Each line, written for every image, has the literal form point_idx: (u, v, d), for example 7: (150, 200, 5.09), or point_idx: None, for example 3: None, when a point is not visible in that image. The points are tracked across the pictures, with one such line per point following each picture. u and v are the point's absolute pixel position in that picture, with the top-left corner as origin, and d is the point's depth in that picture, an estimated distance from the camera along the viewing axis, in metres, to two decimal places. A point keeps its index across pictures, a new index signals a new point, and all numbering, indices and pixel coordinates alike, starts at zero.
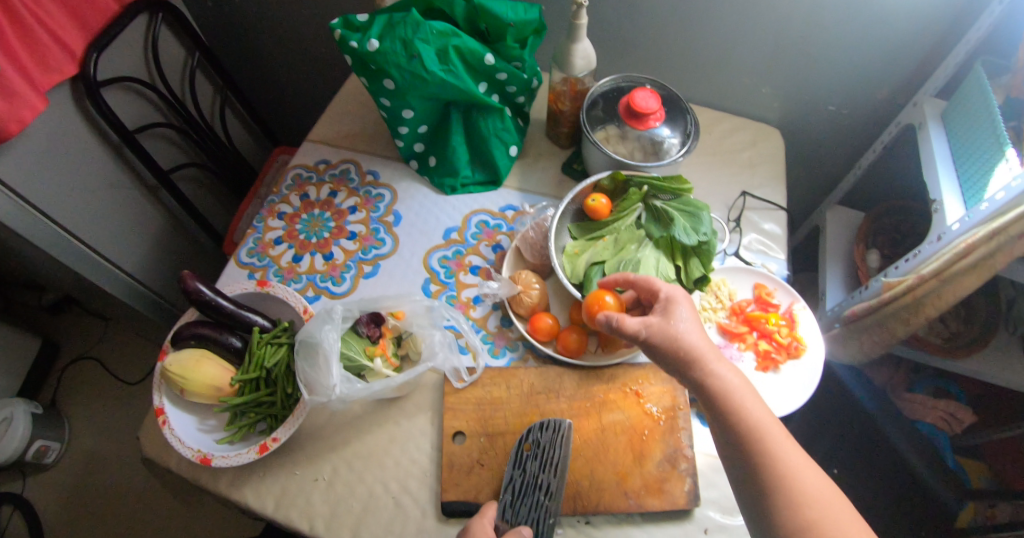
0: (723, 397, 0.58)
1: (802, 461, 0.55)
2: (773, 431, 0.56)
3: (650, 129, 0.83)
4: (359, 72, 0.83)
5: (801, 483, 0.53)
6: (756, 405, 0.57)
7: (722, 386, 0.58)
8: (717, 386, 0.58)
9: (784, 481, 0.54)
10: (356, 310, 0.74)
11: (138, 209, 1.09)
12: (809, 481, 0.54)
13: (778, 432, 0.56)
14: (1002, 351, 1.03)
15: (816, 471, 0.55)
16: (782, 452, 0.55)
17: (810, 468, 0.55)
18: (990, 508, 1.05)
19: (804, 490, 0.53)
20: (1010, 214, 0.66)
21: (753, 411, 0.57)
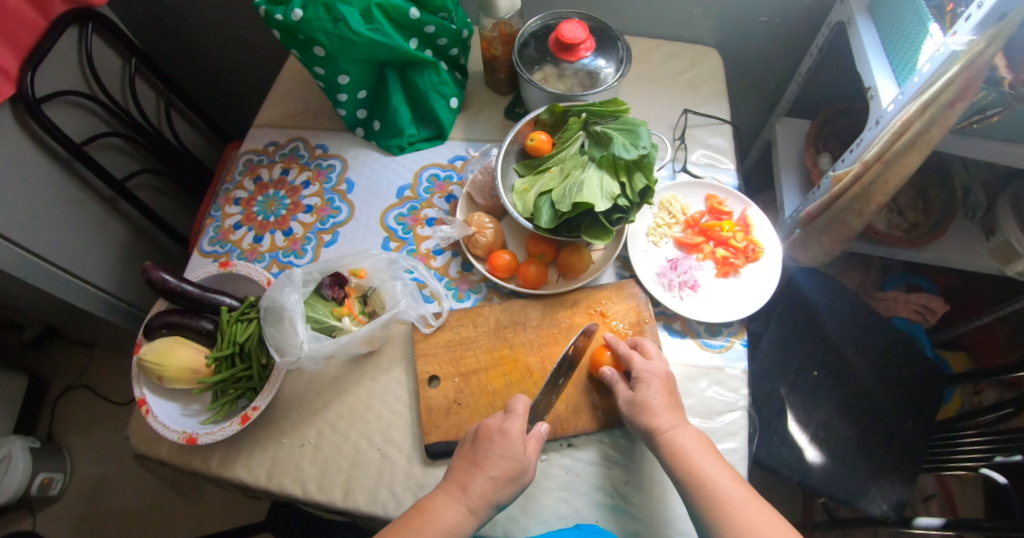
0: (654, 430, 0.64)
1: (742, 493, 0.58)
2: (698, 452, 0.61)
3: (582, 60, 0.84)
4: (287, 44, 0.80)
5: (721, 490, 0.58)
6: (685, 434, 0.63)
7: (653, 423, 0.64)
8: (650, 423, 0.64)
9: (706, 495, 0.58)
10: (317, 273, 0.76)
11: (98, 220, 1.10)
12: (729, 485, 0.58)
13: (703, 451, 0.61)
14: (958, 237, 1.05)
15: (759, 502, 0.58)
16: (705, 468, 0.60)
17: (734, 479, 0.59)
18: (977, 396, 1.25)
19: (722, 496, 0.57)
20: (937, 84, 0.68)
21: (680, 436, 0.62)
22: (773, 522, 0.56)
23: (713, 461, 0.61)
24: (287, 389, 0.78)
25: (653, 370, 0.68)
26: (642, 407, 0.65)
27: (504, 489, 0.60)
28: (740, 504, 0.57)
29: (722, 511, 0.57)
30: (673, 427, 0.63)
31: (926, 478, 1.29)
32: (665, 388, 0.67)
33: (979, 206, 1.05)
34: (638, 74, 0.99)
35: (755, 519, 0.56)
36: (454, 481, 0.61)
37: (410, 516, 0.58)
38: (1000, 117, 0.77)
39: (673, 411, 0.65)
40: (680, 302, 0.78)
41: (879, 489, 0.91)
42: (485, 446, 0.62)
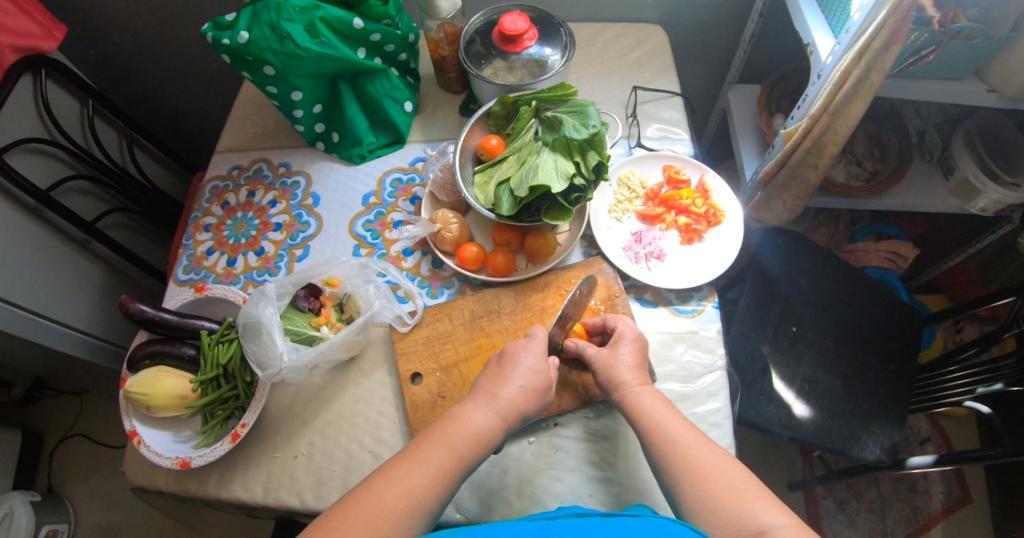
0: (617, 388, 0.66)
1: (698, 440, 0.60)
2: (657, 407, 0.63)
3: (527, 50, 0.85)
4: (237, 68, 0.80)
5: (676, 436, 0.60)
6: (646, 390, 0.65)
7: (617, 380, 0.66)
8: (614, 381, 0.67)
9: (663, 442, 0.60)
10: (290, 285, 0.77)
11: (74, 264, 1.11)
12: (684, 433, 0.60)
13: (661, 406, 0.63)
14: (919, 180, 1.08)
15: (716, 450, 0.59)
16: (661, 417, 0.62)
17: (689, 427, 0.61)
18: (958, 334, 1.29)
19: (676, 442, 0.59)
20: (869, 30, 0.70)
21: (641, 393, 0.65)
22: (723, 462, 0.57)
23: (671, 413, 0.63)
24: (274, 403, 0.79)
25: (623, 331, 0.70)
26: (609, 368, 0.67)
27: (531, 400, 0.64)
28: (693, 448, 0.59)
29: (676, 456, 0.58)
30: (636, 384, 0.65)
31: (919, 422, 1.32)
32: (638, 345, 0.69)
33: (935, 148, 1.07)
34: (586, 58, 1.01)
35: (706, 461, 0.57)
36: (483, 391, 0.64)
37: (443, 423, 0.61)
38: (936, 55, 0.78)
39: (640, 372, 0.67)
40: (648, 273, 0.80)
41: (869, 434, 0.93)
42: (512, 361, 0.66)
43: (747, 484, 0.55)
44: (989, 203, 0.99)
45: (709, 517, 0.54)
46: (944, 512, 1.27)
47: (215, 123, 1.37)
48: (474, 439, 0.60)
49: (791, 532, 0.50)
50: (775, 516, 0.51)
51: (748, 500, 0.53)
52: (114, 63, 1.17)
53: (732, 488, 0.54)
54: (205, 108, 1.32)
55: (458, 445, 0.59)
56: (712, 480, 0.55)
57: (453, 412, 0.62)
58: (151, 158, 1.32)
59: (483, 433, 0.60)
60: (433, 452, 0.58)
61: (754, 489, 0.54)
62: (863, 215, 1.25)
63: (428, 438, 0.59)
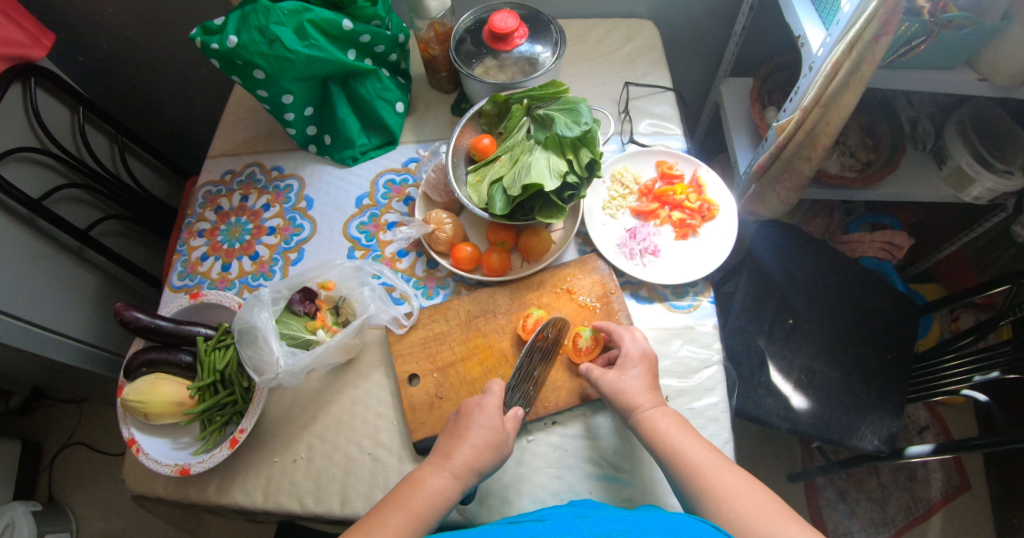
0: (633, 410, 0.66)
1: (719, 462, 0.60)
2: (674, 430, 0.63)
3: (518, 48, 0.85)
4: (227, 72, 0.79)
5: (700, 460, 0.60)
6: (662, 412, 0.65)
7: (632, 403, 0.66)
8: (628, 404, 0.66)
9: (686, 466, 0.60)
10: (286, 289, 0.77)
11: (69, 272, 1.10)
12: (706, 455, 0.61)
13: (680, 427, 0.64)
14: (913, 170, 1.08)
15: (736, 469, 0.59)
16: (681, 441, 0.62)
17: (709, 449, 0.62)
18: (954, 322, 1.29)
19: (698, 466, 0.59)
20: (859, 21, 0.70)
21: (656, 415, 0.65)
22: (749, 483, 0.58)
23: (691, 435, 0.63)
24: (272, 408, 0.79)
25: (631, 350, 0.70)
26: (620, 392, 0.67)
27: (486, 457, 0.62)
28: (718, 471, 0.59)
29: (702, 479, 0.59)
30: (651, 407, 0.65)
31: (917, 410, 1.33)
32: (648, 369, 0.69)
33: (928, 137, 1.07)
34: (577, 55, 1.01)
35: (733, 483, 0.58)
36: (438, 453, 0.63)
37: (401, 486, 0.60)
38: (927, 45, 0.78)
39: (653, 394, 0.67)
40: (643, 269, 0.80)
41: (868, 425, 0.93)
42: (465, 420, 0.64)
43: (775, 505, 0.56)
44: (983, 192, 0.99)
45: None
46: (944, 499, 1.27)
47: (208, 127, 1.37)
48: (430, 501, 0.58)
49: None
50: (805, 536, 0.53)
51: (780, 523, 0.54)
52: (104, 70, 1.16)
53: (762, 511, 0.55)
54: (198, 113, 1.32)
55: (414, 505, 0.58)
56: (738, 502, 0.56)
57: (412, 475, 0.61)
58: (143, 164, 1.31)
59: (440, 494, 0.59)
60: (390, 514, 0.57)
61: (783, 511, 0.55)
62: (858, 206, 1.25)
63: (385, 503, 0.59)
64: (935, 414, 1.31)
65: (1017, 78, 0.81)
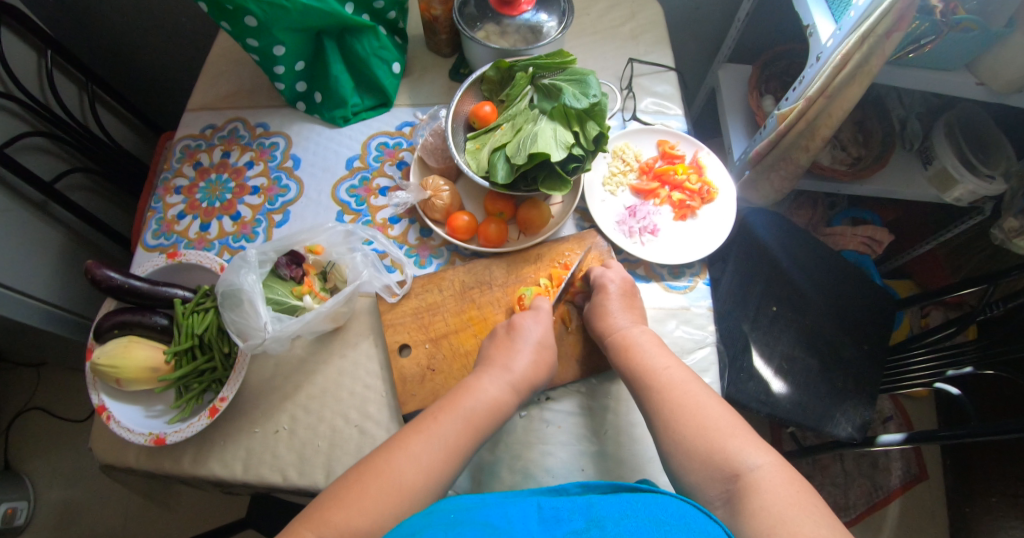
0: (608, 331, 0.69)
1: (683, 379, 0.62)
2: (649, 346, 0.66)
3: (524, 14, 0.82)
4: (215, 17, 0.74)
5: (659, 376, 0.63)
6: (637, 330, 0.68)
7: (607, 324, 0.69)
8: (605, 324, 0.70)
9: (645, 384, 0.63)
10: (272, 251, 0.73)
11: (30, 227, 1.04)
12: (665, 372, 0.63)
13: (652, 345, 0.66)
14: (899, 169, 1.10)
15: (701, 390, 0.61)
16: (647, 359, 0.65)
17: (671, 365, 0.64)
18: (924, 318, 1.34)
19: (659, 380, 0.62)
20: (874, 15, 0.70)
21: (633, 333, 0.68)
22: (698, 402, 0.60)
23: (657, 352, 0.66)
24: (253, 377, 0.76)
25: (611, 277, 0.73)
26: (601, 313, 0.70)
27: (542, 372, 0.66)
28: (672, 387, 0.61)
29: (659, 395, 0.61)
30: (627, 326, 0.68)
31: (883, 402, 1.37)
32: (622, 291, 0.72)
33: (916, 137, 1.09)
34: (580, 27, 0.98)
35: (681, 398, 0.60)
36: (495, 364, 0.65)
37: (456, 393, 0.62)
38: (934, 46, 0.81)
39: (629, 312, 0.70)
40: (642, 247, 0.79)
41: (843, 412, 0.95)
42: (520, 335, 0.68)
43: (719, 421, 0.58)
44: (965, 193, 1.03)
45: (684, 459, 0.57)
46: (902, 487, 1.33)
47: (184, 79, 1.29)
48: (489, 415, 0.61)
49: (765, 472, 0.53)
50: (754, 457, 0.54)
51: (719, 440, 0.56)
52: (73, 12, 1.08)
53: (705, 429, 0.57)
54: (173, 64, 1.24)
55: (474, 417, 0.60)
56: (687, 419, 0.58)
57: (466, 383, 0.63)
58: (113, 117, 1.23)
59: (496, 402, 0.62)
60: (450, 424, 0.58)
61: (734, 430, 0.56)
62: (841, 200, 1.28)
63: (443, 410, 0.60)
64: (900, 406, 1.36)
65: (1013, 85, 0.83)
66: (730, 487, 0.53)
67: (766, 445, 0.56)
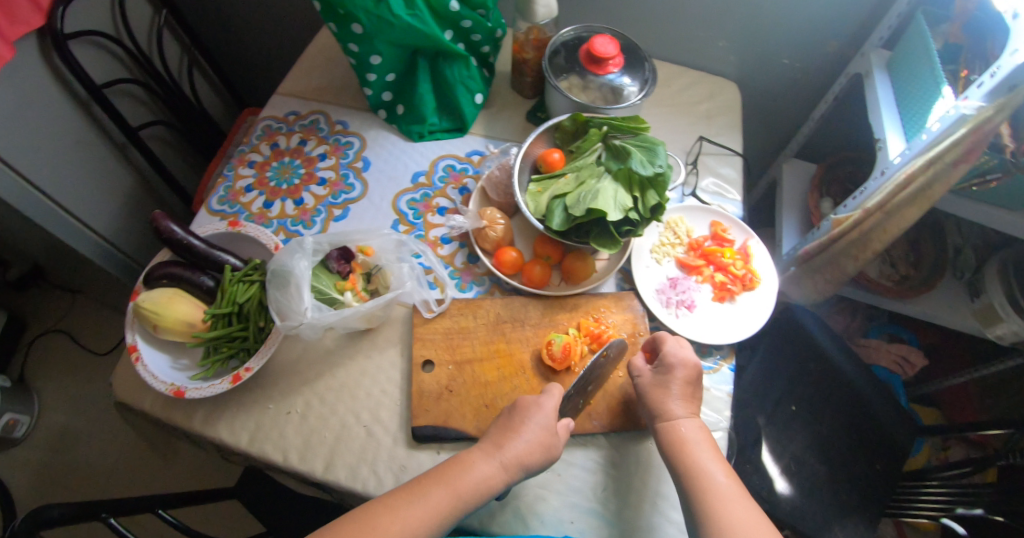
0: (665, 419, 0.68)
1: (734, 490, 0.62)
2: (702, 444, 0.66)
3: (610, 76, 0.85)
4: (326, 18, 0.80)
5: (711, 482, 0.63)
6: (693, 425, 0.68)
7: (666, 411, 0.68)
8: (662, 408, 0.69)
9: (697, 483, 0.63)
10: (326, 243, 0.78)
11: (107, 165, 1.11)
12: (720, 478, 0.63)
13: (705, 444, 0.66)
14: (944, 295, 1.09)
15: (752, 507, 0.61)
16: (702, 459, 0.65)
17: (725, 472, 0.64)
18: (943, 452, 1.30)
19: (713, 485, 0.62)
20: (944, 143, 0.72)
21: (688, 427, 0.67)
22: (749, 516, 0.60)
23: (710, 454, 0.66)
24: (279, 355, 0.79)
25: (682, 358, 0.71)
26: (658, 397, 0.69)
27: (536, 456, 0.63)
28: (723, 495, 0.61)
29: (709, 500, 0.61)
30: (685, 417, 0.68)
31: (885, 527, 1.32)
32: (685, 377, 0.70)
33: (968, 268, 1.09)
34: (659, 96, 1.02)
35: (733, 510, 0.60)
36: (490, 442, 0.64)
37: (449, 464, 0.62)
38: (999, 183, 0.82)
39: (687, 403, 0.69)
40: (676, 320, 0.80)
41: (841, 527, 0.92)
42: (522, 413, 0.66)
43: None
44: (1008, 333, 1.00)
45: None
46: None
47: (278, 63, 1.37)
48: (476, 484, 0.61)
49: None
50: None
51: None
52: None
53: None
54: (273, 48, 1.33)
55: (458, 485, 0.60)
56: (734, 532, 0.59)
57: (460, 456, 0.63)
58: (206, 82, 1.32)
59: (485, 481, 0.61)
60: (434, 490, 0.59)
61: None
62: (881, 314, 1.26)
63: (430, 476, 0.61)
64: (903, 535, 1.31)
65: None
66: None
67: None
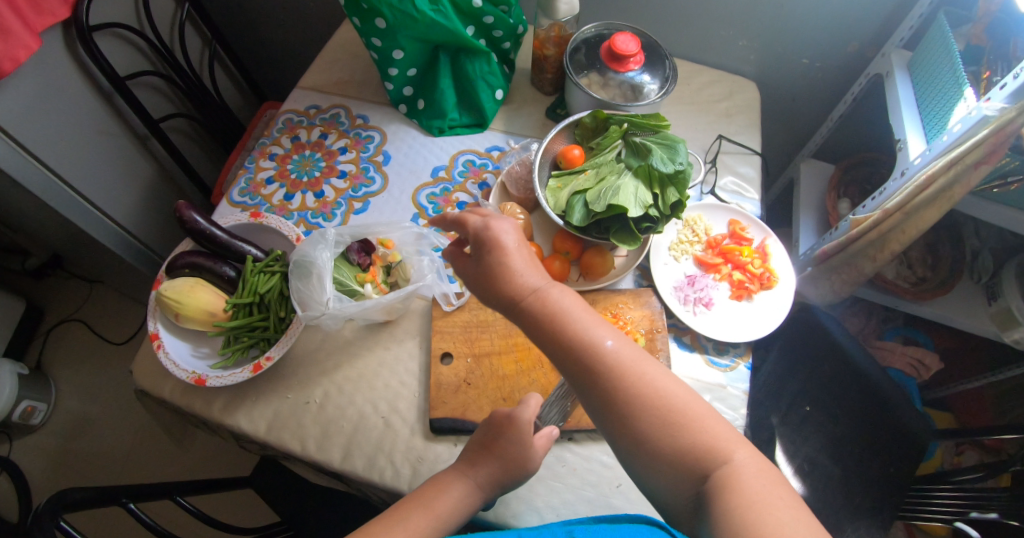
0: (520, 298, 0.57)
1: (634, 361, 0.54)
2: (578, 312, 0.55)
3: (630, 73, 0.85)
4: (350, 12, 0.81)
5: (607, 357, 0.53)
6: (557, 292, 0.56)
7: (517, 288, 0.57)
8: (510, 289, 0.57)
9: (592, 367, 0.53)
10: (348, 236, 0.79)
11: (128, 156, 1.12)
12: (609, 347, 0.54)
13: (581, 310, 0.56)
14: (961, 298, 1.09)
15: (658, 371, 0.54)
16: (587, 331, 0.55)
17: (615, 339, 0.54)
18: (957, 456, 1.29)
19: (613, 367, 0.53)
20: (966, 145, 0.71)
21: (557, 296, 0.56)
22: (659, 384, 0.53)
23: (593, 320, 0.55)
24: (299, 346, 0.80)
25: (501, 225, 0.60)
26: (507, 273, 0.57)
27: (509, 473, 0.64)
28: (626, 372, 0.53)
29: (615, 385, 0.53)
30: (544, 284, 0.57)
31: (897, 530, 1.32)
32: (517, 241, 0.59)
33: (986, 271, 1.08)
34: (678, 94, 1.02)
35: (640, 386, 0.52)
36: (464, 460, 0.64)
37: (424, 488, 0.61)
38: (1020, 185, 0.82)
39: (537, 269, 0.58)
40: (693, 317, 0.80)
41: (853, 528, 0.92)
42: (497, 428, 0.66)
43: (687, 404, 0.52)
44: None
45: (655, 454, 0.51)
46: None
47: (298, 58, 1.39)
48: (452, 505, 0.60)
49: (748, 460, 0.49)
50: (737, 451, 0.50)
51: (694, 431, 0.51)
52: None
53: (671, 415, 0.51)
54: (293, 43, 1.34)
55: (436, 506, 0.59)
56: (656, 410, 0.51)
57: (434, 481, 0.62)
58: (226, 75, 1.33)
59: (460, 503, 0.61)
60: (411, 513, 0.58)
61: (705, 418, 0.51)
62: (897, 316, 1.26)
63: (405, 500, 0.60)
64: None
65: None
66: (709, 478, 0.49)
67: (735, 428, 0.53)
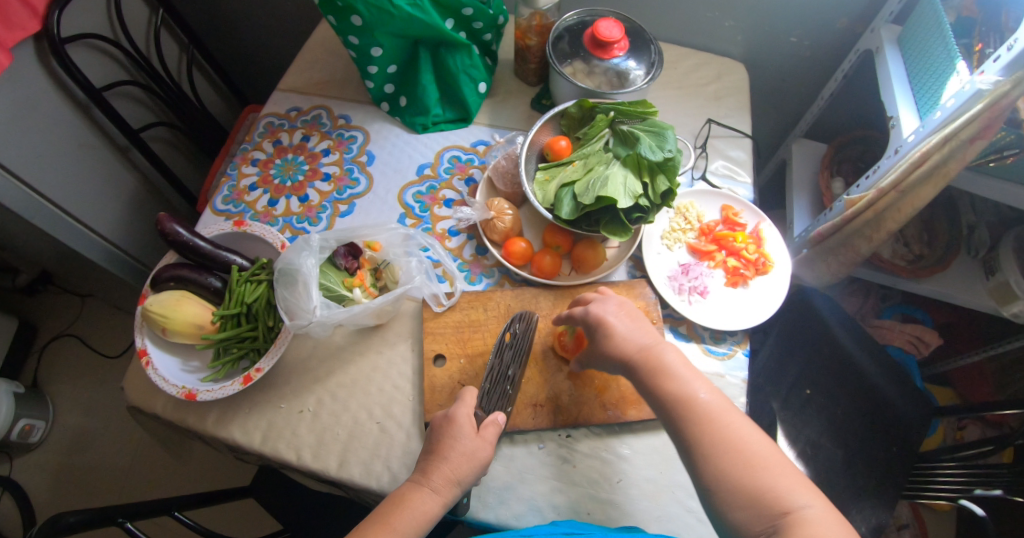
0: (627, 346, 0.65)
1: (723, 409, 0.59)
2: (678, 364, 0.63)
3: (615, 60, 0.83)
4: (324, 11, 0.79)
5: (697, 403, 0.60)
6: (660, 345, 0.65)
7: (624, 336, 0.66)
8: (619, 338, 0.66)
9: (685, 410, 0.60)
10: (333, 241, 0.76)
11: (110, 168, 1.10)
12: (705, 397, 0.60)
13: (681, 364, 0.63)
14: (959, 274, 1.07)
15: (744, 423, 0.59)
16: (682, 381, 0.62)
17: (711, 391, 0.61)
18: (959, 431, 1.28)
19: (701, 410, 0.59)
20: (960, 120, 0.70)
21: (656, 349, 0.65)
22: (745, 432, 0.58)
23: (691, 375, 0.62)
24: (290, 354, 0.78)
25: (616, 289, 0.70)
26: (616, 325, 0.67)
27: (467, 470, 0.62)
28: (714, 418, 0.58)
29: (699, 429, 0.58)
30: (648, 338, 0.65)
31: (902, 507, 1.32)
32: (629, 301, 0.69)
33: (983, 245, 1.07)
34: (665, 79, 1.00)
35: (727, 431, 0.57)
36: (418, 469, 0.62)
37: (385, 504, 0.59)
38: (1017, 158, 0.80)
39: (643, 323, 0.67)
40: (689, 306, 0.79)
41: (859, 510, 0.92)
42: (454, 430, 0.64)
43: (768, 456, 0.56)
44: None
45: (728, 493, 0.55)
46: None
47: (278, 59, 1.36)
48: (412, 517, 0.58)
49: (819, 512, 0.52)
50: (804, 498, 0.53)
51: (769, 479, 0.54)
52: None
53: (750, 461, 0.55)
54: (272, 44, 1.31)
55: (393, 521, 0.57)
56: (736, 454, 0.56)
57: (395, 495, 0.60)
58: (205, 80, 1.31)
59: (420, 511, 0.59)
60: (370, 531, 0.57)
61: (775, 465, 0.55)
62: (895, 294, 1.25)
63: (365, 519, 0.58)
64: (919, 515, 1.30)
65: None
66: (778, 523, 0.52)
67: (810, 482, 0.55)
